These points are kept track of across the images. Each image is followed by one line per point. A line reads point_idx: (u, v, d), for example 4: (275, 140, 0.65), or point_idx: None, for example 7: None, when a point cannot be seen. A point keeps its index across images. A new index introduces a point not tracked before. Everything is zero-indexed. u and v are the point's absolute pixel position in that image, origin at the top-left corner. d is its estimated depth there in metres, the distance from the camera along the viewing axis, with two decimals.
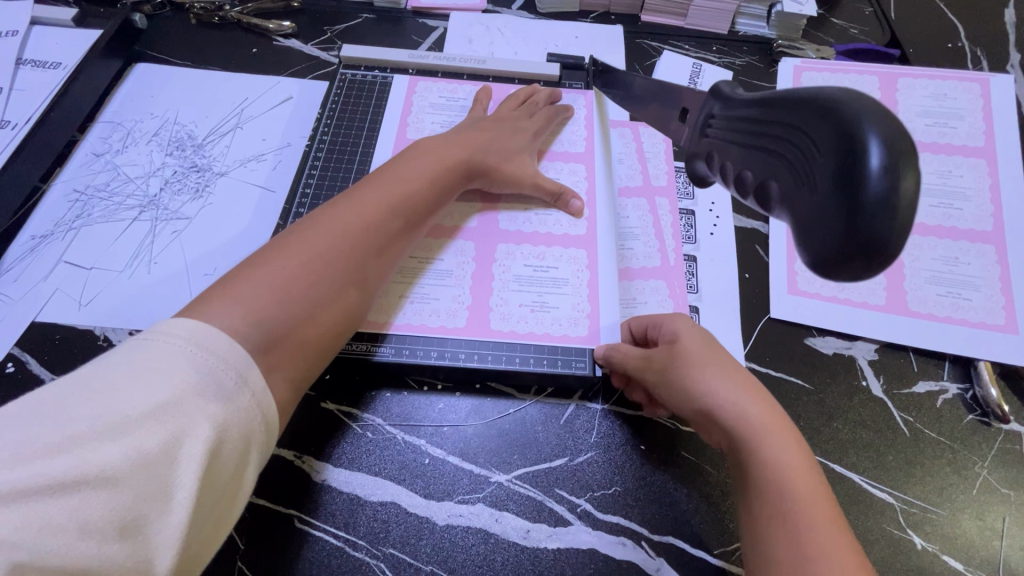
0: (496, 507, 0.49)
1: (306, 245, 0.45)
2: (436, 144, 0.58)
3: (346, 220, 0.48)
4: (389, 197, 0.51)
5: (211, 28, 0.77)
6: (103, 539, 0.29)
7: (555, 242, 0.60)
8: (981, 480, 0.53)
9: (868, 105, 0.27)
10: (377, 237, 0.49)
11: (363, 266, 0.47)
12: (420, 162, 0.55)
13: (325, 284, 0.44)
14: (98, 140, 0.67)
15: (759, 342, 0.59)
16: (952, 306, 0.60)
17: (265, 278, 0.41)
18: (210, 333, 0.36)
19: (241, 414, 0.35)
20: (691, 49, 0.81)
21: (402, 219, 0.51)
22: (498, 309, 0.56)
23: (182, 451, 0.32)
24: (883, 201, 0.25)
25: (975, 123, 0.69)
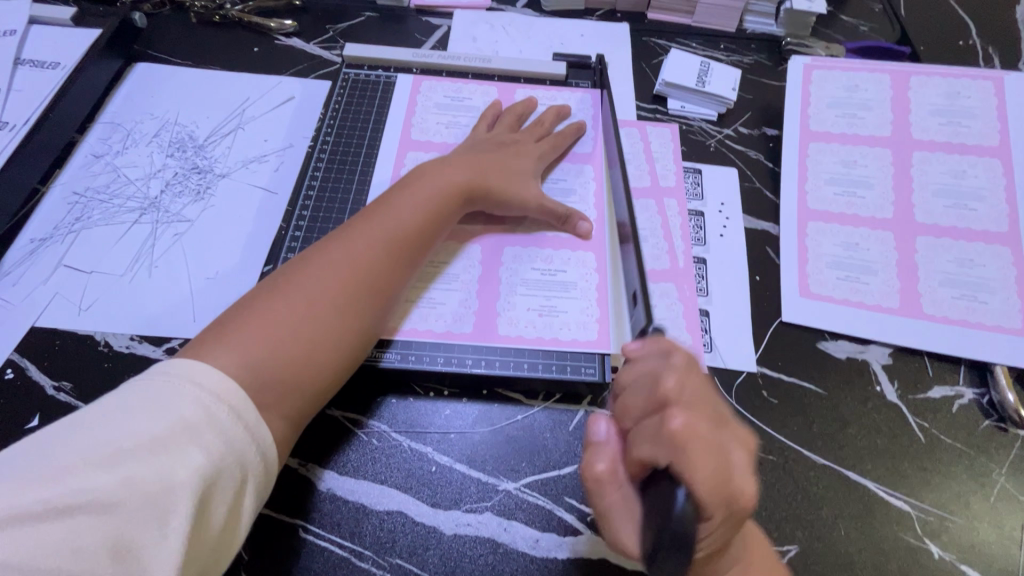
0: (505, 516, 0.48)
1: (303, 287, 0.47)
2: (434, 169, 0.57)
3: (342, 260, 0.49)
4: (382, 232, 0.51)
5: (212, 27, 0.76)
6: (100, 562, 0.32)
7: (563, 245, 0.59)
8: (999, 488, 0.52)
9: None
10: (371, 272, 0.49)
11: (359, 302, 0.48)
12: (415, 189, 0.54)
13: (318, 324, 0.46)
14: (97, 142, 0.66)
15: (771, 346, 0.58)
16: (968, 309, 0.59)
17: (258, 322, 0.44)
18: (203, 371, 0.39)
19: (233, 444, 0.37)
20: (699, 47, 0.79)
21: (396, 252, 0.51)
22: (505, 314, 0.55)
23: (175, 480, 0.34)
24: None
25: (989, 121, 0.68)
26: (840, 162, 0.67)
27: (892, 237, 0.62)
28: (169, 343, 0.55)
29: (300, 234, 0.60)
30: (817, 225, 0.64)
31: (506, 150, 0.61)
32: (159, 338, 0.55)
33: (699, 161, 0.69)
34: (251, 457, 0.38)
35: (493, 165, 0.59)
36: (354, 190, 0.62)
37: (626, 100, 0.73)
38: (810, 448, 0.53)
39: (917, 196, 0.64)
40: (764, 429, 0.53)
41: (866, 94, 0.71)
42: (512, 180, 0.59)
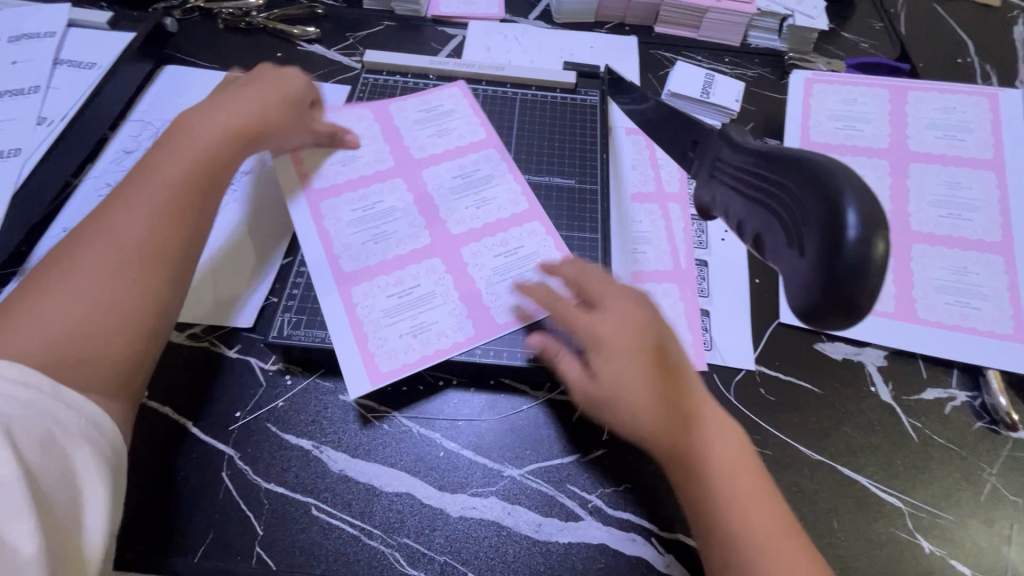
0: (509, 501, 0.50)
1: (85, 254, 0.42)
2: (205, 127, 0.51)
3: (133, 214, 0.45)
4: (160, 192, 0.46)
5: (238, 33, 0.80)
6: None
7: (508, 226, 0.60)
8: (990, 487, 0.54)
9: (850, 176, 0.30)
10: (147, 239, 0.44)
11: (143, 269, 0.43)
12: (168, 148, 0.49)
13: (103, 301, 0.41)
14: (128, 139, 0.69)
15: (771, 346, 0.59)
16: (960, 314, 0.61)
17: (42, 313, 0.40)
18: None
19: (50, 418, 0.36)
20: (704, 60, 0.83)
21: (174, 215, 0.46)
22: (493, 305, 0.56)
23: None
24: (856, 262, 0.28)
25: (984, 136, 0.70)
26: None
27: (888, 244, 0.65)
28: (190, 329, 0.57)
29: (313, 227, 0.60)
30: None
31: (304, 115, 0.60)
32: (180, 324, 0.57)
33: None
34: (64, 418, 0.37)
35: (259, 113, 0.55)
36: None
37: None
38: (804, 444, 0.55)
39: (912, 205, 0.67)
40: (761, 424, 0.55)
41: (865, 107, 0.73)
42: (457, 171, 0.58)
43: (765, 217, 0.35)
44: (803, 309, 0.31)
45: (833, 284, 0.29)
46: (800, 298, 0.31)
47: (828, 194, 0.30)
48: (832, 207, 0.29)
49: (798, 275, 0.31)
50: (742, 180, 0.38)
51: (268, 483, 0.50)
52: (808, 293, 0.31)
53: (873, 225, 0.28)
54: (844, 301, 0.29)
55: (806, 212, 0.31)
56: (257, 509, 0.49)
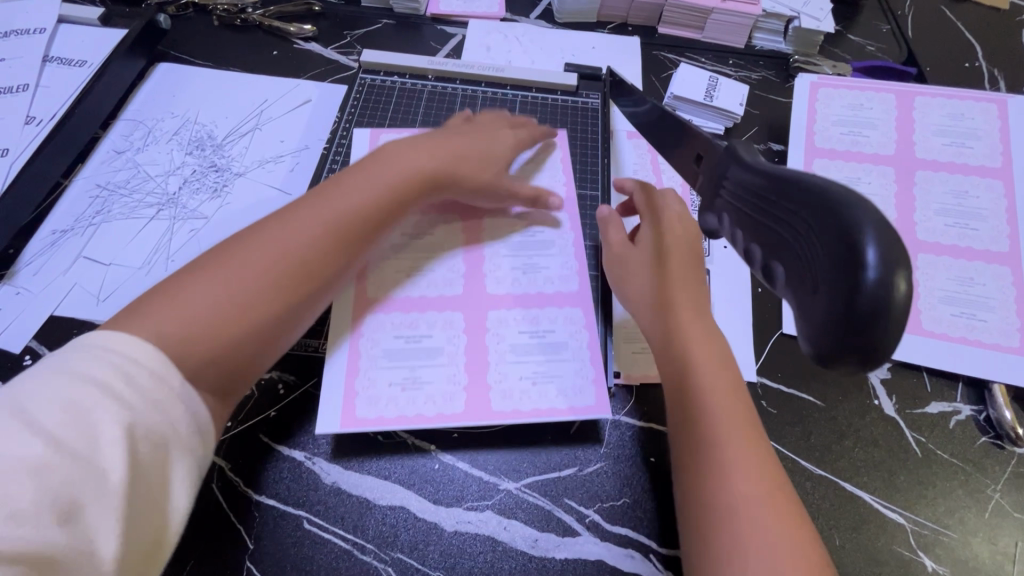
0: (504, 515, 0.49)
1: (229, 265, 0.44)
2: (399, 153, 0.54)
3: (285, 236, 0.47)
4: (325, 216, 0.48)
5: (233, 30, 0.78)
6: (49, 527, 0.31)
7: (547, 302, 0.56)
8: (994, 504, 0.53)
9: (866, 209, 0.28)
10: (289, 272, 0.46)
11: (294, 290, 0.46)
12: (371, 176, 0.52)
13: (245, 308, 0.43)
14: (119, 138, 0.68)
15: (772, 357, 0.58)
16: (967, 326, 0.60)
17: (172, 307, 0.41)
18: (117, 343, 0.38)
19: (165, 405, 0.37)
20: (708, 62, 0.81)
21: (319, 251, 0.47)
22: (497, 387, 0.52)
23: (103, 446, 0.34)
24: (875, 304, 0.26)
25: (993, 143, 0.69)
26: (843, 178, 0.68)
27: None
28: None
29: None
30: None
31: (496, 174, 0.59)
32: None
33: None
34: (177, 418, 0.37)
35: (465, 151, 0.57)
36: None
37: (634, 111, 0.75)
38: (806, 459, 0.54)
39: (918, 214, 0.66)
40: None
41: (872, 112, 0.72)
42: (489, 164, 0.58)
43: (776, 242, 0.34)
44: (816, 344, 0.30)
45: (850, 320, 0.27)
46: (812, 329, 0.30)
47: (841, 221, 0.28)
48: (845, 236, 0.27)
49: (811, 308, 0.30)
50: (750, 203, 0.37)
51: (258, 496, 0.49)
52: (823, 328, 0.29)
53: (891, 253, 0.26)
54: (859, 335, 0.27)
55: (817, 240, 0.29)
56: (247, 522, 0.48)
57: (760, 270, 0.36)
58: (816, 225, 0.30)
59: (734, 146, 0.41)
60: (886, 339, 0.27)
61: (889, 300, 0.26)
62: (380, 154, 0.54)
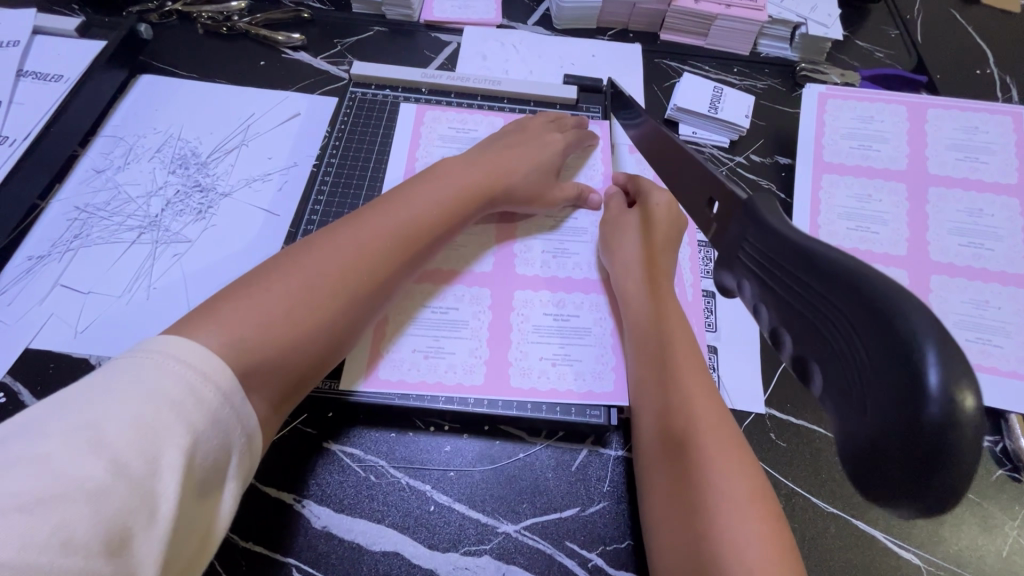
0: (504, 560, 0.47)
1: (301, 268, 0.45)
2: (455, 169, 0.57)
3: (349, 244, 0.48)
4: (388, 223, 0.50)
5: (218, 38, 0.75)
6: (93, 554, 0.28)
7: (574, 288, 0.57)
8: (1011, 541, 0.51)
9: (915, 308, 0.22)
10: (353, 280, 0.47)
11: (363, 292, 0.47)
12: (432, 189, 0.54)
13: (318, 308, 0.44)
14: (99, 156, 0.65)
15: (780, 386, 0.56)
16: (982, 352, 0.57)
17: (243, 307, 0.41)
18: (190, 347, 0.37)
19: (222, 423, 0.36)
20: (712, 70, 0.78)
21: (380, 261, 0.49)
22: (518, 364, 0.53)
23: (159, 466, 0.32)
24: (943, 429, 0.21)
25: (1008, 158, 0.67)
26: (853, 195, 0.66)
27: (903, 275, 0.61)
28: None
29: None
30: None
31: (548, 183, 0.60)
32: None
33: None
34: (233, 431, 0.36)
35: (517, 164, 0.59)
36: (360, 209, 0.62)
37: None
38: (817, 496, 0.52)
39: (931, 233, 0.63)
40: (771, 473, 0.52)
41: (882, 125, 0.69)
42: (534, 170, 0.59)
43: (809, 335, 0.28)
44: (862, 475, 0.24)
45: (913, 450, 0.22)
46: (857, 457, 0.24)
47: (893, 334, 0.22)
48: (900, 354, 0.22)
49: (857, 433, 0.24)
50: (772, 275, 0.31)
51: (244, 542, 0.47)
52: (876, 459, 0.23)
53: (957, 378, 0.21)
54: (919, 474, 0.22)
55: (863, 349, 0.24)
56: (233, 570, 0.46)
57: (788, 359, 0.30)
58: (858, 327, 0.24)
59: (753, 201, 0.34)
60: (959, 483, 0.22)
61: (954, 433, 0.21)
62: (434, 168, 0.57)
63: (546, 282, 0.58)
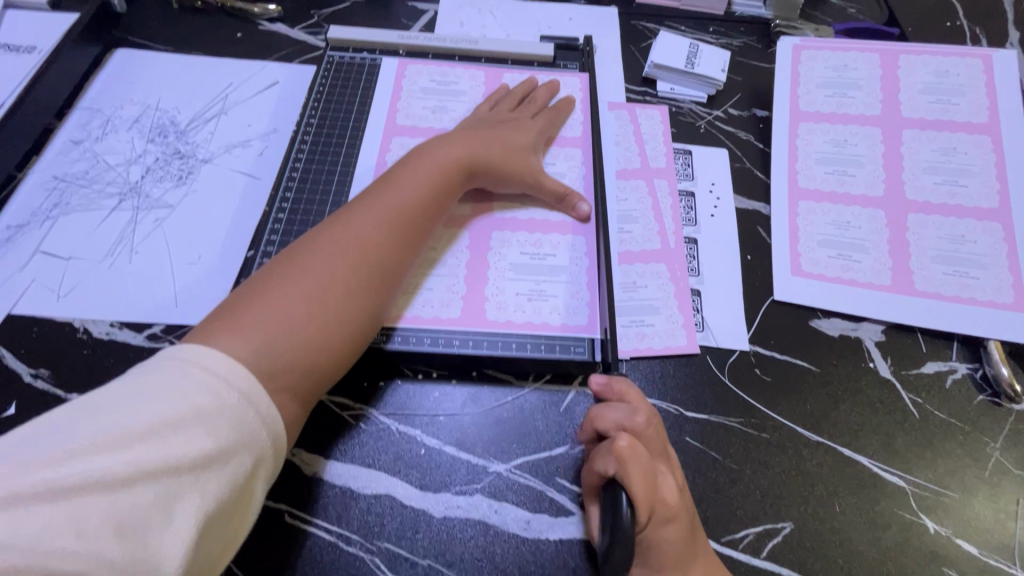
0: (495, 498, 0.47)
1: (304, 270, 0.46)
2: (437, 152, 0.56)
3: (347, 239, 0.49)
4: (384, 209, 0.51)
5: (193, 12, 0.75)
6: (105, 546, 0.30)
7: (552, 229, 0.58)
8: (994, 462, 0.52)
9: None
10: (360, 275, 0.48)
11: (373, 284, 0.48)
12: (417, 169, 0.54)
13: (335, 306, 0.46)
14: (77, 128, 0.65)
15: (764, 324, 0.57)
16: (960, 285, 0.58)
17: (258, 316, 0.43)
18: (213, 355, 0.38)
19: (245, 427, 0.36)
20: (688, 30, 0.79)
21: (381, 253, 0.49)
22: (494, 299, 0.54)
23: (180, 470, 0.33)
24: None
25: (979, 99, 0.68)
26: (830, 141, 0.67)
27: (882, 215, 0.62)
28: (150, 329, 0.54)
29: (283, 218, 0.59)
30: (808, 204, 0.64)
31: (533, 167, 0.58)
32: (139, 324, 0.54)
33: (689, 141, 0.68)
34: (262, 439, 0.37)
35: (495, 142, 0.58)
36: (340, 166, 0.62)
37: (615, 81, 0.73)
38: (804, 426, 0.52)
39: (907, 173, 0.64)
40: (758, 407, 0.53)
41: (856, 73, 0.70)
42: (515, 153, 0.58)
43: None
44: None
45: None
46: None
47: None
48: None
49: None
50: None
51: None
52: None
53: None
54: None
55: None
56: None
57: None
58: None
59: None
60: None
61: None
62: (415, 151, 0.57)
63: (527, 224, 0.58)
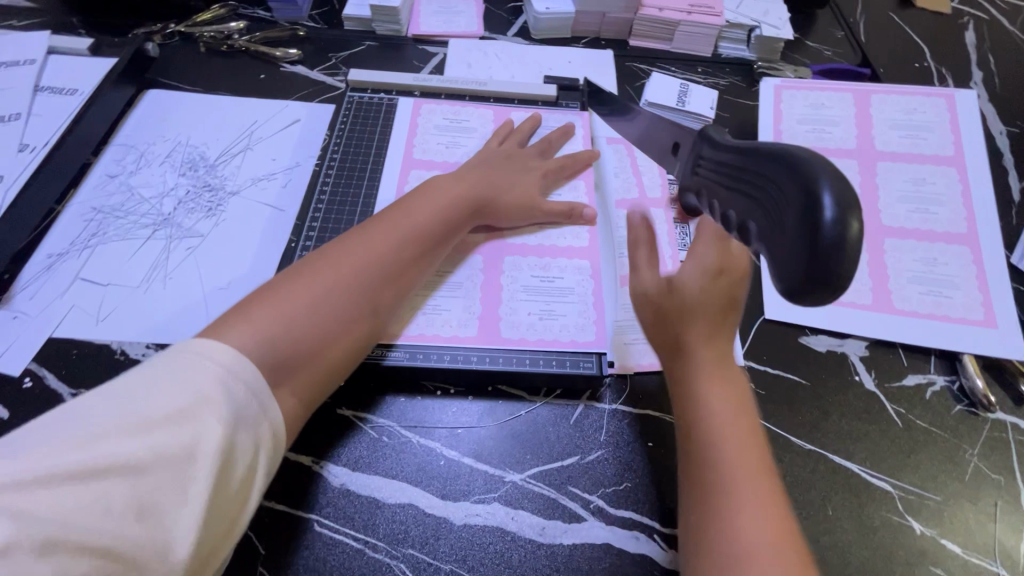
0: (512, 506, 0.50)
1: (316, 275, 0.49)
2: (446, 186, 0.60)
3: (359, 252, 0.52)
4: (393, 231, 0.55)
5: (219, 55, 0.80)
6: (125, 524, 0.32)
7: (559, 254, 0.62)
8: (973, 467, 0.56)
9: (822, 161, 0.35)
10: (368, 286, 0.51)
11: (377, 297, 0.52)
12: (430, 199, 0.58)
13: (338, 311, 0.49)
14: (112, 163, 0.69)
15: (756, 341, 0.61)
16: (935, 303, 0.63)
17: (268, 312, 0.46)
18: (220, 348, 0.41)
19: (249, 417, 0.39)
20: (678, 71, 0.86)
21: (388, 268, 0.53)
22: (507, 318, 0.58)
23: (195, 454, 0.35)
24: (834, 240, 0.33)
25: (944, 135, 0.74)
26: None
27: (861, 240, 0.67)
28: None
29: (311, 245, 0.63)
30: None
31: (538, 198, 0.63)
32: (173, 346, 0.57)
33: None
34: (262, 430, 0.40)
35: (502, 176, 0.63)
36: (362, 197, 0.67)
37: None
38: (797, 436, 0.56)
39: (883, 201, 0.70)
40: None
41: (832, 111, 0.77)
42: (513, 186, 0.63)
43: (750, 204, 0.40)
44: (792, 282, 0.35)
45: (812, 258, 0.34)
46: (796, 266, 0.35)
47: (793, 172, 0.36)
48: (797, 189, 0.35)
49: (786, 252, 0.35)
50: (729, 175, 0.44)
51: (268, 501, 0.49)
52: (807, 261, 0.34)
53: (847, 208, 0.33)
54: (820, 273, 0.33)
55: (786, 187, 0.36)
56: (258, 528, 0.48)
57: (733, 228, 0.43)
58: (784, 187, 0.36)
59: (707, 129, 0.50)
60: (841, 270, 0.33)
61: (845, 242, 0.32)
62: (428, 183, 0.61)
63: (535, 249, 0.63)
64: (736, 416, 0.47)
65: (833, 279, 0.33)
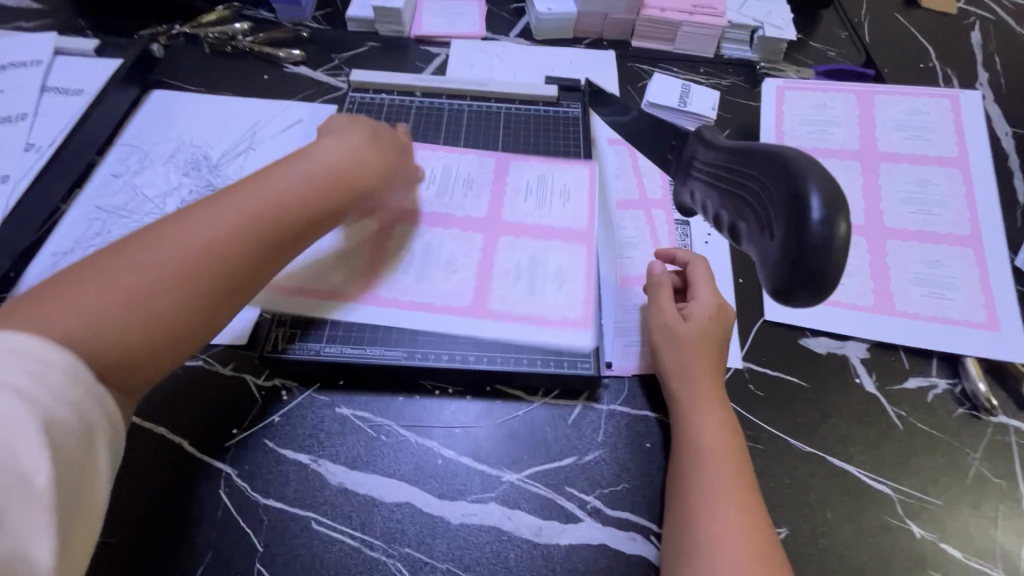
0: (509, 505, 0.50)
1: (133, 253, 0.41)
2: (330, 156, 0.52)
3: (202, 224, 0.44)
4: (253, 200, 0.47)
5: (223, 56, 0.81)
6: None
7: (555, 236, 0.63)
8: (974, 471, 0.55)
9: (809, 164, 0.39)
10: (225, 264, 0.44)
11: (237, 277, 0.45)
12: (303, 165, 0.50)
13: (177, 295, 0.41)
14: (116, 162, 0.70)
15: (756, 343, 0.61)
16: (937, 305, 0.63)
17: (74, 298, 0.38)
18: (32, 341, 0.35)
19: (88, 406, 0.36)
20: (680, 72, 0.85)
21: (250, 243, 0.45)
22: (498, 294, 0.58)
23: (30, 454, 0.32)
24: (822, 242, 0.37)
25: (948, 136, 0.74)
26: None
27: (863, 241, 0.67)
28: None
29: None
30: None
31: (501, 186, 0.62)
32: None
33: None
34: (100, 420, 0.36)
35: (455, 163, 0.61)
36: None
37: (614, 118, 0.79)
38: (796, 438, 0.56)
39: (885, 203, 0.69)
40: (754, 420, 0.56)
41: (834, 112, 0.77)
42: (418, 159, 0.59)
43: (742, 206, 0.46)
44: (783, 278, 0.41)
45: (799, 258, 0.39)
46: (783, 264, 0.40)
47: (781, 176, 0.41)
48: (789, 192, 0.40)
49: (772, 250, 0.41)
50: (722, 176, 0.50)
51: (266, 499, 0.50)
52: (795, 262, 0.39)
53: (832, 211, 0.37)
54: (810, 272, 0.38)
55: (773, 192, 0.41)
56: (257, 526, 0.49)
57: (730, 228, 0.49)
58: (772, 189, 0.41)
59: (705, 132, 0.56)
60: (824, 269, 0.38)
61: (831, 243, 0.37)
62: (316, 144, 0.53)
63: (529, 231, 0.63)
64: (717, 433, 0.51)
65: (821, 279, 0.38)
